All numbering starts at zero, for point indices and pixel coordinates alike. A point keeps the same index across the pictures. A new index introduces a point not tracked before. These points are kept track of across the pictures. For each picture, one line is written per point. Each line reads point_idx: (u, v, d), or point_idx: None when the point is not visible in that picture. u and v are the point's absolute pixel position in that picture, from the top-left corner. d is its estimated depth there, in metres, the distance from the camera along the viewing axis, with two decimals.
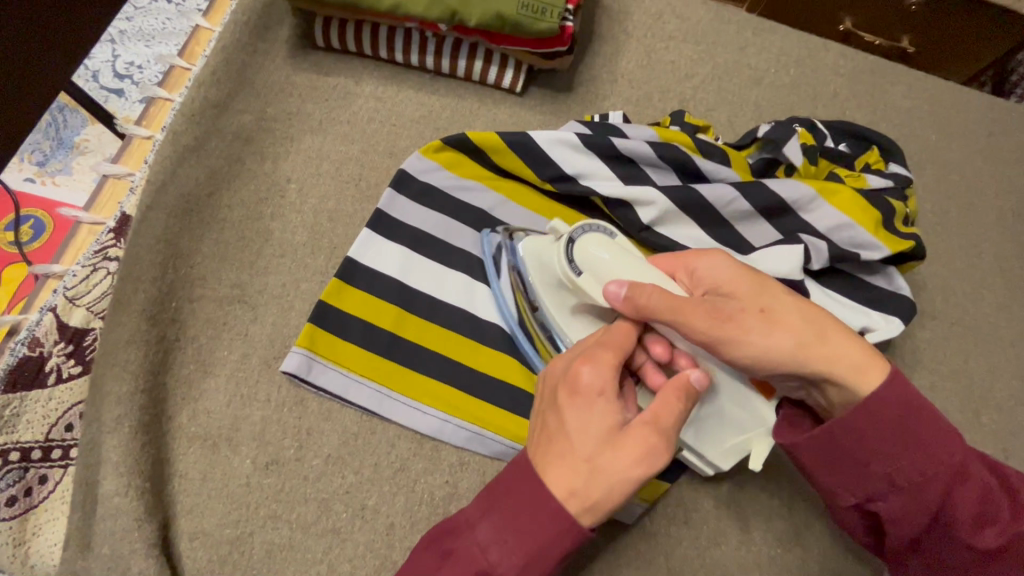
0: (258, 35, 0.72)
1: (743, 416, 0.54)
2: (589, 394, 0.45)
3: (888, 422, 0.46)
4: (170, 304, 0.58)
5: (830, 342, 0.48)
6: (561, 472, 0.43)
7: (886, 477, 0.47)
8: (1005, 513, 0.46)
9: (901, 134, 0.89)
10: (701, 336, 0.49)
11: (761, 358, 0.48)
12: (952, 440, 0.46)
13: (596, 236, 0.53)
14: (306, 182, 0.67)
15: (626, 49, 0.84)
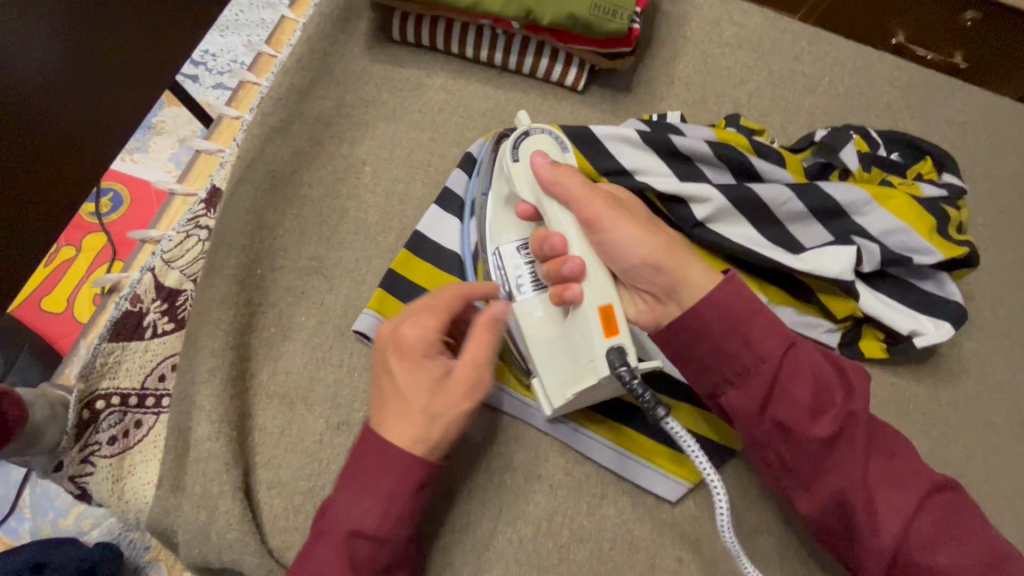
0: (340, 28, 0.76)
1: (579, 347, 0.53)
2: (417, 355, 0.48)
3: (724, 319, 0.50)
4: (255, 271, 0.62)
5: (692, 258, 0.53)
6: (399, 430, 0.46)
7: (728, 376, 0.51)
8: (835, 401, 0.50)
9: (954, 147, 0.89)
10: (595, 209, 0.53)
11: (641, 252, 0.52)
12: (778, 334, 0.51)
13: (545, 141, 0.61)
14: (379, 166, 0.71)
15: (683, 53, 0.86)
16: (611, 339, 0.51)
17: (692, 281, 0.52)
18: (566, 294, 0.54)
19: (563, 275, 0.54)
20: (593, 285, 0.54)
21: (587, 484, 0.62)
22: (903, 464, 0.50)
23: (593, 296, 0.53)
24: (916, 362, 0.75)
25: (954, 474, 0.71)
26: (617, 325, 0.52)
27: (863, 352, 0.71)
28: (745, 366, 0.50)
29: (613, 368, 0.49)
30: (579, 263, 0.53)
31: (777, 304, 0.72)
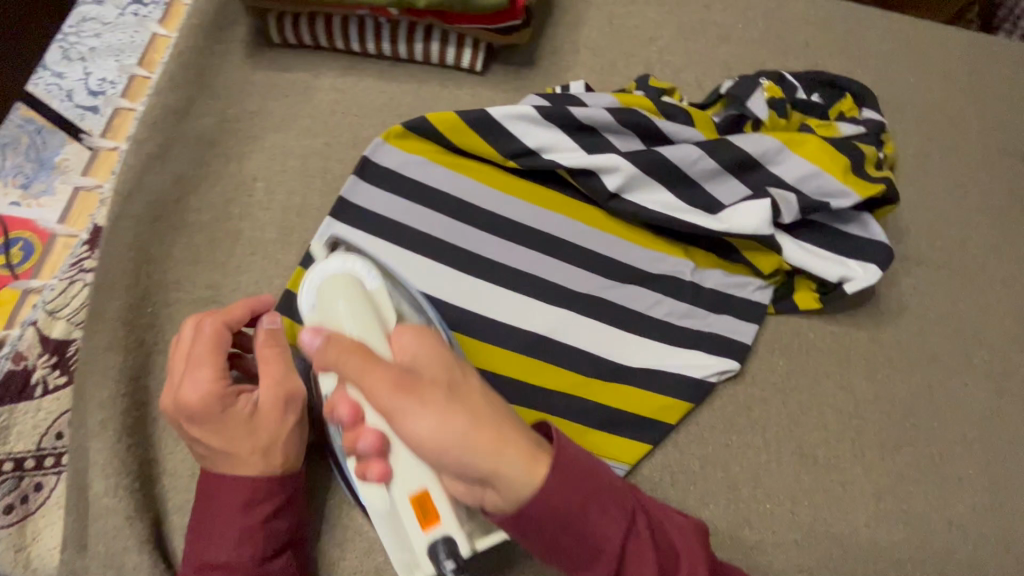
0: (214, 37, 0.72)
1: (401, 537, 0.49)
2: (206, 411, 0.48)
3: (558, 514, 0.43)
4: (146, 310, 0.59)
5: (513, 440, 0.43)
6: (227, 468, 0.50)
7: (571, 558, 0.45)
8: (680, 569, 0.45)
9: (878, 78, 0.86)
10: (382, 404, 0.43)
11: (440, 448, 0.42)
12: (616, 506, 0.45)
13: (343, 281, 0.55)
14: (272, 180, 0.67)
15: (587, 17, 0.82)
16: (431, 532, 0.48)
17: (507, 474, 0.43)
18: (370, 472, 0.49)
19: (363, 449, 0.49)
20: (403, 467, 0.49)
21: None
22: None
23: (407, 480, 0.49)
24: (855, 307, 0.73)
25: (902, 414, 0.69)
26: (437, 512, 0.48)
27: (797, 306, 0.70)
28: (588, 552, 0.44)
29: (439, 563, 0.47)
30: (376, 434, 0.49)
31: (705, 268, 0.70)
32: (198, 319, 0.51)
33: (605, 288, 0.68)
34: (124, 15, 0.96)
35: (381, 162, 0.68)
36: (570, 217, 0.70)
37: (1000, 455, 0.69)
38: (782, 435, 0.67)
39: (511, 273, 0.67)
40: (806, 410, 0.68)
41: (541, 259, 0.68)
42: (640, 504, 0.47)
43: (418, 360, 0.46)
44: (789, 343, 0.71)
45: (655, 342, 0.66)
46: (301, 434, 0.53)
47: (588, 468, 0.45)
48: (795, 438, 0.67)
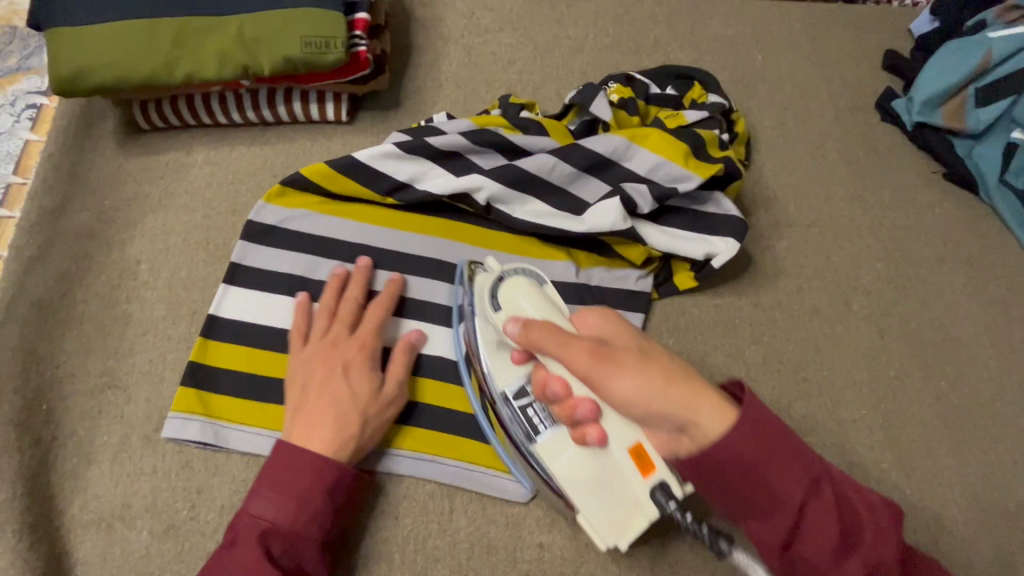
0: (84, 134, 0.75)
1: (620, 492, 0.52)
2: (361, 363, 0.61)
3: (742, 457, 0.45)
4: (41, 407, 0.61)
5: (701, 391, 0.48)
6: (329, 421, 0.57)
7: (745, 508, 0.46)
8: (863, 539, 0.44)
9: (728, 61, 0.92)
10: (586, 367, 0.50)
11: (644, 402, 0.49)
12: (799, 464, 0.45)
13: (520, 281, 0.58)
14: (156, 260, 0.70)
15: (445, 52, 0.87)
16: (651, 478, 0.51)
17: (704, 429, 0.46)
18: (587, 438, 0.52)
19: (579, 417, 0.51)
20: (615, 427, 0.52)
21: (433, 503, 0.62)
22: None
23: (620, 436, 0.52)
24: (734, 277, 0.77)
25: (793, 370, 0.73)
26: (652, 460, 0.51)
27: (677, 287, 0.73)
28: (764, 506, 0.45)
29: (661, 507, 0.50)
30: (590, 403, 0.51)
31: (587, 267, 0.74)
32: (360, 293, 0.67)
33: None
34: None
35: (267, 225, 0.71)
36: (456, 240, 0.73)
37: (890, 391, 0.73)
38: None
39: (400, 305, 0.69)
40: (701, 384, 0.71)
41: (430, 286, 0.71)
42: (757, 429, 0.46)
43: (609, 338, 0.53)
44: (676, 324, 0.74)
45: None
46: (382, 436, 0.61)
47: (776, 428, 0.45)
48: None
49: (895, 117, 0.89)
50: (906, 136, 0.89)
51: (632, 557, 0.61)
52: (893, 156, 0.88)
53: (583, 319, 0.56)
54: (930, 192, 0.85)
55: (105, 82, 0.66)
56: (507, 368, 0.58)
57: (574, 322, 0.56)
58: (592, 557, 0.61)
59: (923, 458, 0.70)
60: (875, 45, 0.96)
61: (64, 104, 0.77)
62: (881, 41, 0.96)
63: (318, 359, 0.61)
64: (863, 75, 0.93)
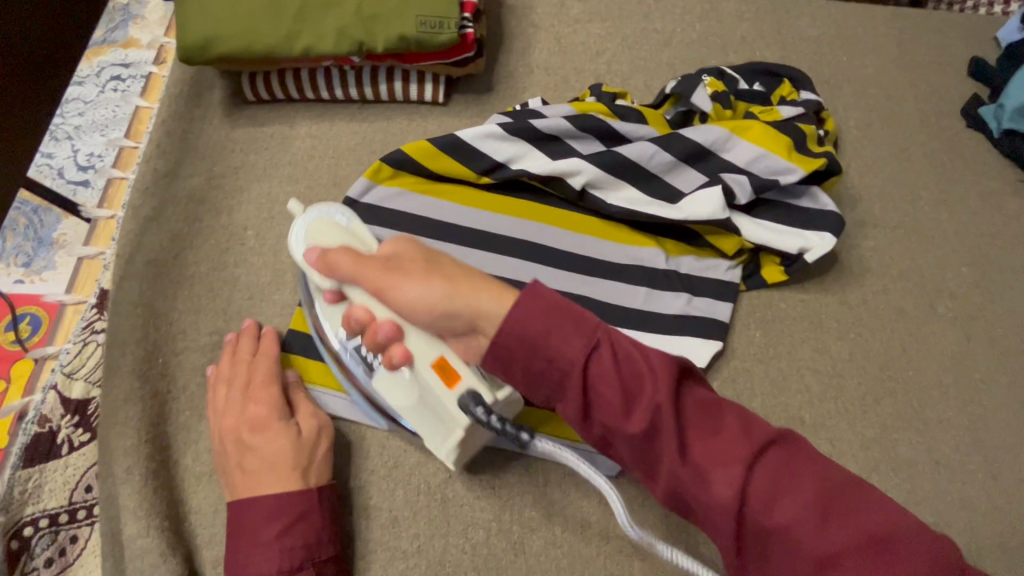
0: (193, 102, 0.78)
1: (434, 406, 0.55)
2: (266, 422, 0.58)
3: (521, 336, 0.46)
4: (157, 360, 0.63)
5: (483, 285, 0.50)
6: (265, 482, 0.55)
7: (547, 389, 0.47)
8: (645, 390, 0.45)
9: (814, 62, 0.92)
10: (373, 280, 0.54)
11: (431, 307, 0.51)
12: (576, 332, 0.46)
13: (320, 219, 0.62)
14: (261, 227, 0.72)
15: (537, 40, 0.89)
16: (457, 388, 0.53)
17: (486, 311, 0.49)
18: (394, 358, 0.54)
19: (382, 338, 0.55)
20: (416, 344, 0.55)
21: (528, 477, 0.63)
22: (733, 435, 0.44)
23: (422, 356, 0.54)
24: (820, 274, 0.78)
25: (880, 368, 0.73)
26: (456, 371, 0.54)
27: (765, 280, 0.74)
28: (558, 380, 0.46)
29: (470, 413, 0.52)
30: (389, 324, 0.54)
31: (676, 254, 0.74)
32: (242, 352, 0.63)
33: (588, 285, 0.72)
34: (106, 92, 0.93)
35: (372, 205, 0.73)
36: (547, 223, 0.75)
37: (977, 395, 0.73)
38: (768, 404, 0.71)
39: None
40: (788, 377, 0.72)
41: (524, 266, 0.72)
42: (612, 332, 0.46)
43: (396, 251, 0.55)
44: (764, 316, 0.75)
45: (637, 332, 0.70)
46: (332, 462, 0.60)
47: (552, 304, 0.46)
48: (781, 404, 0.71)
49: (982, 125, 0.89)
50: (993, 143, 0.89)
51: None
52: (979, 163, 0.87)
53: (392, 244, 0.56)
54: (1018, 200, 0.85)
55: (227, 52, 0.68)
56: (330, 312, 0.61)
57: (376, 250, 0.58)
58: (684, 538, 0.62)
59: (1011, 462, 0.70)
60: (962, 51, 0.96)
61: (174, 73, 0.79)
62: (966, 48, 0.96)
63: (228, 451, 0.57)
64: (948, 81, 0.93)
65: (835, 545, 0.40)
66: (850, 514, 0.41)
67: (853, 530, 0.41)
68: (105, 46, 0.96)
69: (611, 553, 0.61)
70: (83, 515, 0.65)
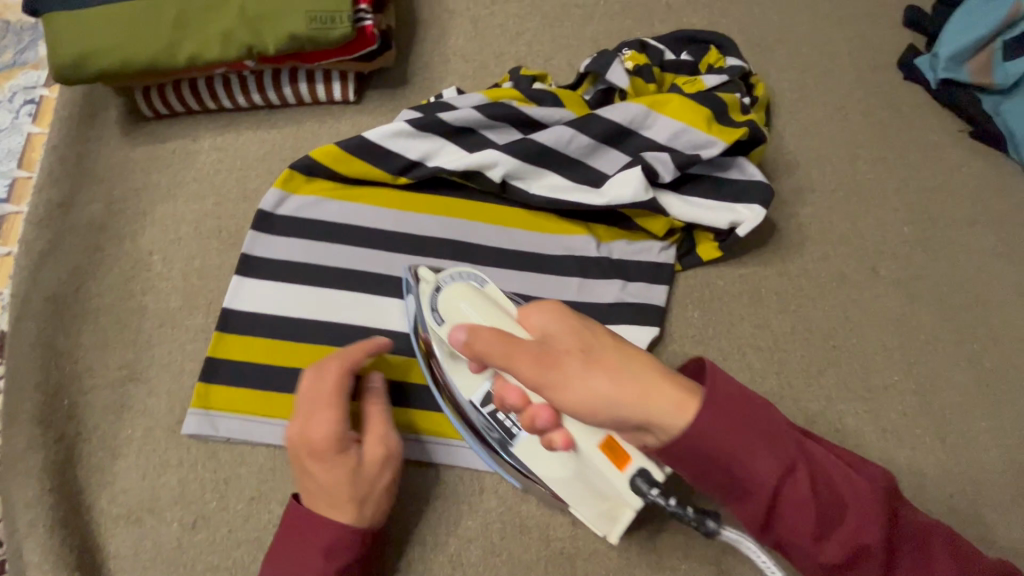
0: (88, 124, 0.73)
1: (599, 484, 0.51)
2: (325, 450, 0.54)
3: (715, 451, 0.44)
4: (62, 403, 0.61)
5: (648, 380, 0.47)
6: (330, 513, 0.53)
7: (722, 495, 0.45)
8: (846, 518, 0.44)
9: (743, 24, 0.89)
10: (540, 379, 0.48)
11: (597, 404, 0.47)
12: (773, 449, 0.44)
13: (460, 287, 0.54)
14: (168, 250, 0.69)
15: (452, 26, 0.85)
16: (628, 469, 0.49)
17: (656, 412, 0.46)
18: (555, 443, 0.50)
19: (543, 425, 0.49)
20: (577, 428, 0.50)
21: (462, 486, 0.61)
22: (936, 569, 0.45)
23: (585, 438, 0.49)
24: (758, 247, 0.75)
25: (823, 339, 0.71)
26: (626, 451, 0.49)
27: (701, 258, 0.72)
28: (742, 492, 0.44)
29: (644, 495, 0.48)
30: (549, 409, 0.49)
31: (608, 240, 0.72)
32: (311, 367, 0.57)
33: (516, 280, 0.69)
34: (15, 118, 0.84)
35: (286, 216, 0.69)
36: (470, 219, 0.71)
37: (923, 356, 0.71)
38: None
39: None
40: (729, 356, 0.70)
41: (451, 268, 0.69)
42: (802, 449, 0.45)
43: (549, 332, 0.50)
44: (701, 296, 0.72)
45: None
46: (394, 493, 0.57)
47: (739, 418, 0.44)
48: None
49: (917, 75, 0.86)
50: (929, 94, 0.86)
51: (667, 532, 0.61)
52: (918, 116, 0.85)
53: (547, 321, 0.50)
54: (958, 152, 0.83)
55: (108, 67, 0.64)
56: (467, 378, 0.56)
57: (521, 325, 0.51)
58: (627, 534, 0.60)
59: (960, 422, 0.69)
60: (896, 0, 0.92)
61: (64, 94, 0.75)
62: None
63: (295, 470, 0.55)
64: (883, 32, 0.90)
65: None
66: None
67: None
68: (15, 69, 0.87)
69: (551, 556, 0.60)
70: None
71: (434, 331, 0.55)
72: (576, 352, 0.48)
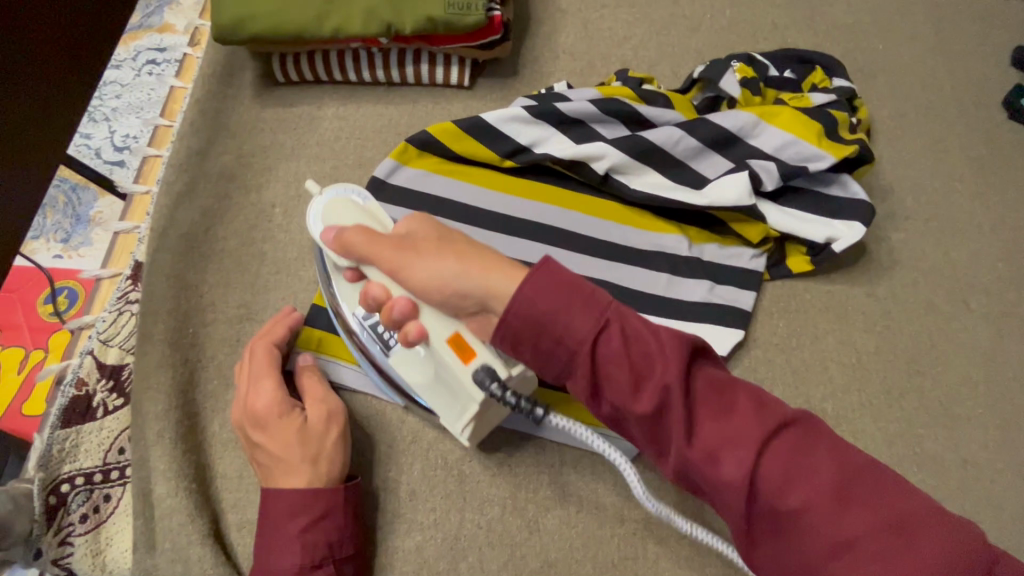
0: (226, 83, 0.79)
1: (450, 379, 0.54)
2: (268, 415, 0.57)
3: (529, 313, 0.44)
4: (187, 330, 0.66)
5: (497, 265, 0.48)
6: (285, 476, 0.56)
7: (557, 367, 0.45)
8: (655, 372, 0.43)
9: (848, 48, 0.90)
10: (386, 262, 0.51)
11: (442, 285, 0.49)
12: (586, 308, 0.43)
13: (340, 199, 0.60)
14: (288, 205, 0.74)
15: (564, 25, 0.89)
16: (471, 364, 0.52)
17: (496, 288, 0.47)
18: (409, 336, 0.53)
19: (398, 315, 0.53)
20: (431, 322, 0.53)
21: (542, 456, 0.64)
22: (745, 419, 0.41)
23: (438, 330, 0.53)
24: (847, 266, 0.76)
25: (907, 363, 0.72)
26: (472, 348, 0.52)
27: (790, 270, 0.73)
28: (568, 358, 0.44)
29: (485, 388, 0.50)
30: (404, 302, 0.52)
31: (699, 242, 0.74)
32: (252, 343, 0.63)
33: (609, 270, 0.72)
34: (141, 75, 0.94)
35: (396, 186, 0.75)
36: (569, 208, 0.75)
37: (1009, 393, 0.71)
38: (790, 394, 0.70)
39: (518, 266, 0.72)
40: (811, 369, 0.71)
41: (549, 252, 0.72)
42: (624, 314, 0.44)
43: (411, 231, 0.53)
44: (787, 306, 0.74)
45: (660, 317, 0.70)
46: (346, 449, 0.59)
47: (566, 283, 0.44)
48: (802, 394, 0.70)
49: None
50: None
51: None
52: (1020, 155, 0.84)
53: (416, 225, 0.53)
54: None
55: (261, 31, 0.70)
56: (347, 290, 0.60)
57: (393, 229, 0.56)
58: (699, 525, 0.62)
59: None
60: (1005, 39, 0.92)
61: (208, 54, 0.81)
62: (1010, 37, 0.92)
63: (248, 446, 0.59)
64: (990, 69, 0.90)
65: (848, 531, 0.38)
66: (871, 499, 0.39)
67: (870, 511, 0.39)
68: (141, 31, 0.97)
69: (624, 535, 0.61)
70: (117, 475, 0.67)
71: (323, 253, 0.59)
72: (428, 241, 0.50)
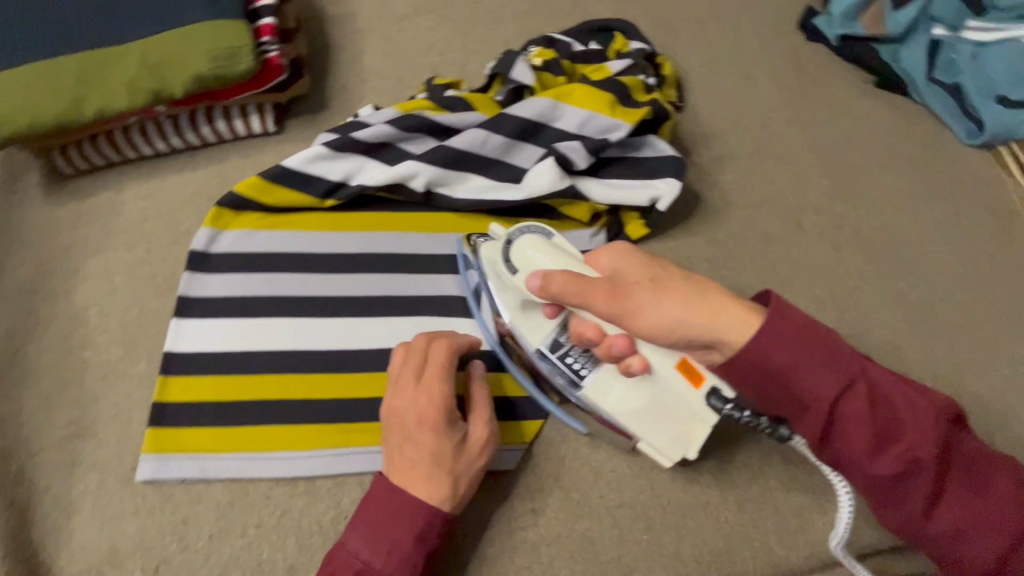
0: (9, 190, 0.74)
1: (674, 406, 0.57)
2: (436, 421, 0.56)
3: (781, 360, 0.48)
4: (11, 468, 0.61)
5: (719, 303, 0.51)
6: (420, 485, 0.54)
7: (782, 406, 0.49)
8: (902, 439, 0.47)
9: (648, 7, 0.92)
10: (604, 311, 0.53)
11: (664, 329, 0.52)
12: (834, 368, 0.47)
13: (529, 237, 0.59)
14: (104, 302, 0.69)
15: (365, 46, 0.86)
16: (702, 388, 0.55)
17: (720, 325, 0.50)
18: (632, 368, 0.56)
19: (617, 353, 0.55)
20: (650, 353, 0.56)
21: None
22: (985, 501, 0.48)
23: (660, 360, 0.56)
24: (684, 219, 0.77)
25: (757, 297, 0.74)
26: (700, 372, 0.55)
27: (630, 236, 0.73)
28: (803, 403, 0.48)
29: (719, 410, 0.55)
30: (624, 338, 0.55)
31: None
32: (428, 339, 0.61)
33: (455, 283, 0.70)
34: None
35: (221, 253, 0.71)
36: (403, 231, 0.73)
37: (853, 301, 0.74)
38: None
39: (362, 304, 0.69)
40: None
41: (393, 281, 0.71)
42: (866, 371, 0.48)
43: (619, 270, 0.55)
44: None
45: None
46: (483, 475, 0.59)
47: (819, 338, 0.48)
48: None
49: (818, 35, 0.90)
50: (832, 52, 0.90)
51: (624, 506, 0.63)
52: (823, 73, 0.89)
53: (621, 259, 0.55)
54: (865, 102, 0.87)
55: (17, 130, 0.64)
56: (540, 323, 0.62)
57: (592, 265, 0.56)
58: (587, 513, 0.62)
59: (895, 359, 0.71)
60: None
61: None
62: None
63: (392, 436, 0.57)
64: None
65: None
66: None
67: None
68: None
69: (515, 547, 0.60)
70: None
71: (508, 281, 0.59)
72: (644, 282, 0.53)
